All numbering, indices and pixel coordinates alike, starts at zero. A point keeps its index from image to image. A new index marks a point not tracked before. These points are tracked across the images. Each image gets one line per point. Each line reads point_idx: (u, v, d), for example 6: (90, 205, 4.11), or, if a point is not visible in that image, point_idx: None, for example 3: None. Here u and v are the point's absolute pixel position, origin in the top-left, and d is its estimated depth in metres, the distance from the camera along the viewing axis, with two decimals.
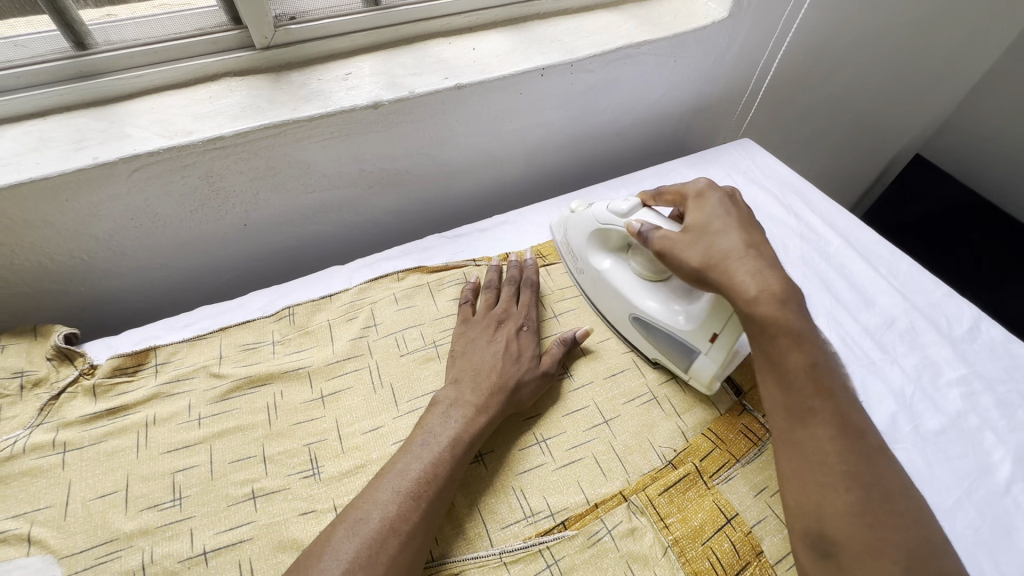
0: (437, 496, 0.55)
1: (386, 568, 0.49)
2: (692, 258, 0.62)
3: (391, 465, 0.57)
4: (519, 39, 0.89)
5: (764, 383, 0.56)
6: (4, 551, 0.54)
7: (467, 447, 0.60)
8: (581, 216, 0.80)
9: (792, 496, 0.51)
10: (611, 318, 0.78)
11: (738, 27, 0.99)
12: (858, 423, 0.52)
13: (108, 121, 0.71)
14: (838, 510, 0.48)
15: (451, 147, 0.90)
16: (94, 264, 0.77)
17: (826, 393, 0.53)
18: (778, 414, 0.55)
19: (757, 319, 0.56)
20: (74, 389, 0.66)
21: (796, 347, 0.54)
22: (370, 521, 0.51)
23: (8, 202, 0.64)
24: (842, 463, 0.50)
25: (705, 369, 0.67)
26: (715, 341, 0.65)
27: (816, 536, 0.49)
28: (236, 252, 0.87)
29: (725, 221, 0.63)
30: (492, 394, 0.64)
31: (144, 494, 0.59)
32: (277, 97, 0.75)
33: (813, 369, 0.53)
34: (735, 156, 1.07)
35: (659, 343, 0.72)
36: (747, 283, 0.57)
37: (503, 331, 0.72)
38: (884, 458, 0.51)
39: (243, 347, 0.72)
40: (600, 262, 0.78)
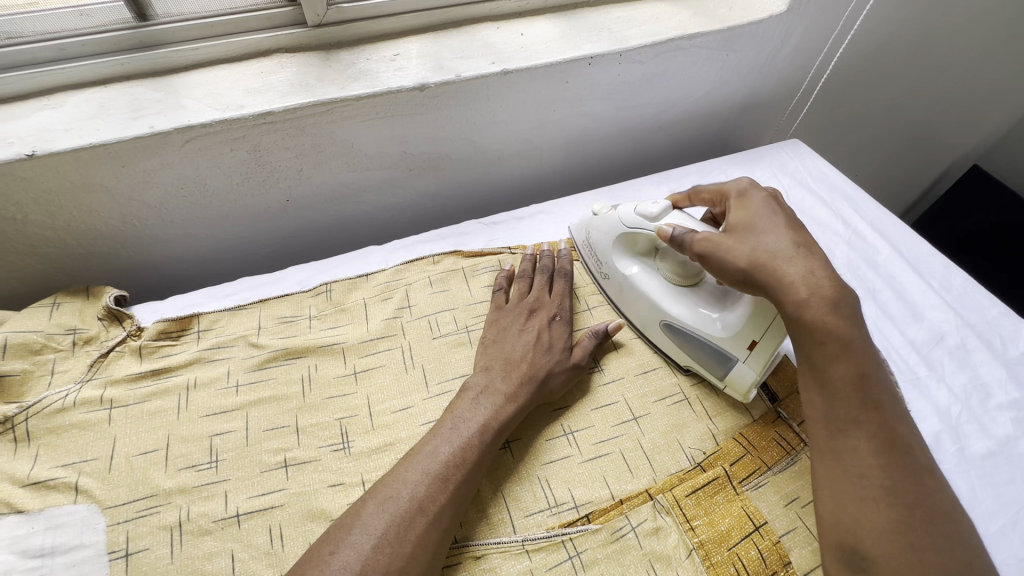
0: (464, 480, 0.55)
1: (413, 546, 0.50)
2: (742, 258, 0.59)
3: (420, 447, 0.57)
4: (568, 26, 0.88)
5: (806, 390, 0.55)
6: (53, 496, 0.57)
7: (496, 433, 0.60)
8: (605, 220, 0.78)
9: (826, 507, 0.50)
10: (639, 324, 0.76)
11: (796, 23, 0.95)
12: (904, 439, 0.50)
13: (164, 92, 0.72)
14: (877, 526, 0.47)
15: (492, 133, 0.89)
16: (144, 230, 0.80)
17: (874, 405, 0.51)
18: (817, 420, 0.53)
19: (807, 322, 0.54)
20: (121, 348, 0.68)
21: (847, 357, 0.52)
22: (400, 499, 0.52)
23: (68, 166, 0.67)
24: (884, 479, 0.48)
25: (743, 377, 0.66)
26: (755, 348, 0.64)
27: (848, 548, 0.48)
28: (276, 226, 0.89)
29: (771, 220, 0.61)
30: (523, 383, 0.64)
31: (183, 454, 0.61)
32: (326, 75, 0.76)
33: (860, 379, 0.51)
34: (783, 156, 1.03)
35: (691, 351, 0.70)
36: (797, 283, 0.55)
37: (536, 321, 0.72)
38: (931, 477, 0.49)
39: (281, 319, 0.74)
40: (627, 267, 0.76)
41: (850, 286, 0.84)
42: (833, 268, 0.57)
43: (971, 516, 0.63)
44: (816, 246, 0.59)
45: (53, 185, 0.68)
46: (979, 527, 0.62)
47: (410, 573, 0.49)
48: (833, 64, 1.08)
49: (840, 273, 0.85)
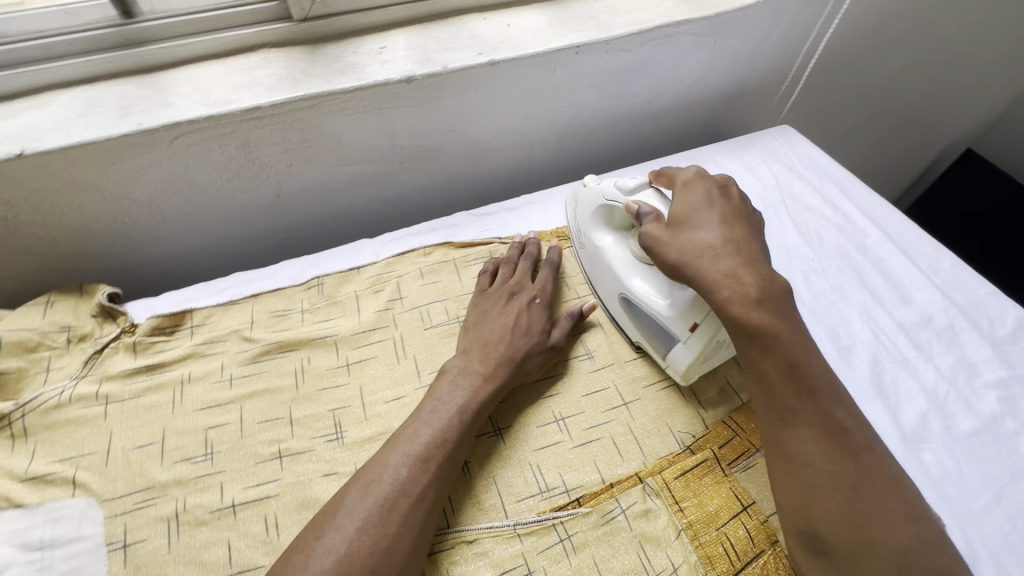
0: (446, 460, 0.57)
1: (397, 529, 0.51)
2: (673, 252, 0.60)
3: (402, 431, 0.58)
4: (554, 15, 0.88)
5: (745, 380, 0.55)
6: (52, 491, 0.58)
7: (476, 415, 0.61)
8: (590, 191, 0.77)
9: (780, 496, 0.51)
10: (603, 295, 0.76)
11: (783, 8, 0.95)
12: (841, 420, 0.50)
13: (151, 90, 0.73)
14: (827, 512, 0.48)
15: (482, 125, 0.89)
16: (136, 228, 0.80)
17: (810, 392, 0.51)
18: (762, 413, 0.54)
19: (735, 319, 0.54)
20: (116, 345, 0.69)
21: (778, 348, 0.52)
22: (383, 482, 0.53)
23: (58, 164, 0.67)
24: (826, 464, 0.49)
25: (680, 359, 0.65)
26: (694, 332, 0.63)
27: (807, 534, 0.49)
28: (268, 222, 0.89)
29: (706, 215, 0.61)
30: (500, 364, 0.66)
31: (178, 447, 0.62)
32: (313, 69, 0.76)
33: (792, 369, 0.52)
34: (773, 142, 1.03)
35: (643, 326, 0.70)
36: (719, 283, 0.55)
37: (516, 303, 0.73)
38: (872, 453, 0.49)
39: (274, 313, 0.74)
40: (600, 238, 0.76)
41: (838, 269, 0.84)
42: (761, 267, 0.57)
43: (956, 492, 0.64)
44: (748, 245, 0.59)
45: (43, 184, 0.69)
46: (964, 503, 0.63)
47: (394, 554, 0.50)
48: (821, 49, 1.08)
49: (830, 256, 0.86)
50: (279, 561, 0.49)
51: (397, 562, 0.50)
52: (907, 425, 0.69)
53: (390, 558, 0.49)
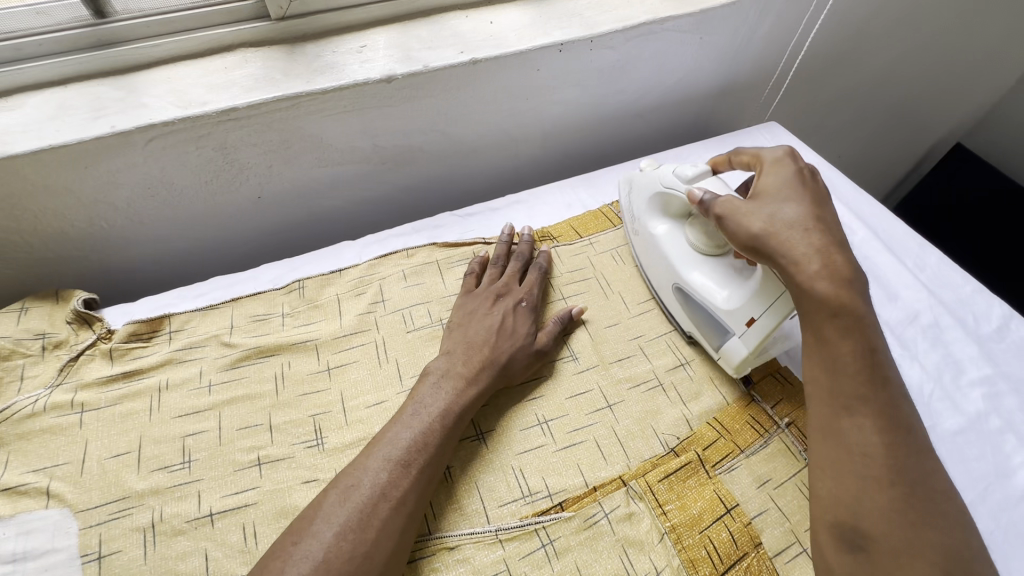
0: (426, 464, 0.56)
1: (375, 535, 0.50)
2: (755, 225, 0.59)
3: (382, 434, 0.58)
4: (538, 12, 0.87)
5: (810, 364, 0.55)
6: (25, 502, 0.57)
7: (457, 418, 0.60)
8: (645, 179, 0.78)
9: (827, 486, 0.50)
10: (655, 283, 0.77)
11: (769, 4, 0.94)
12: (905, 421, 0.51)
13: (125, 91, 0.71)
14: (878, 504, 0.47)
15: (466, 124, 0.88)
16: (114, 232, 0.79)
17: (881, 386, 0.51)
18: (822, 399, 0.53)
19: (818, 296, 0.53)
20: (92, 352, 0.68)
21: (857, 336, 0.52)
22: (361, 487, 0.52)
23: (29, 167, 0.66)
24: (886, 457, 0.48)
25: (734, 352, 0.66)
26: (752, 325, 0.64)
27: (848, 527, 0.48)
28: (250, 224, 0.87)
29: (795, 193, 0.61)
30: (483, 367, 0.65)
31: (155, 455, 0.61)
32: (292, 69, 0.75)
33: (865, 359, 0.52)
34: (760, 139, 1.03)
35: (693, 315, 0.72)
36: (808, 257, 0.55)
37: (501, 305, 0.72)
38: (927, 457, 0.50)
39: (254, 318, 0.73)
40: (655, 226, 0.77)
41: None
42: (845, 248, 0.57)
43: None
44: (834, 227, 0.59)
45: (14, 188, 0.67)
46: None
47: (372, 560, 0.49)
48: (809, 44, 1.07)
49: None
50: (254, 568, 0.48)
51: (376, 568, 0.49)
52: None
53: (367, 565, 0.48)
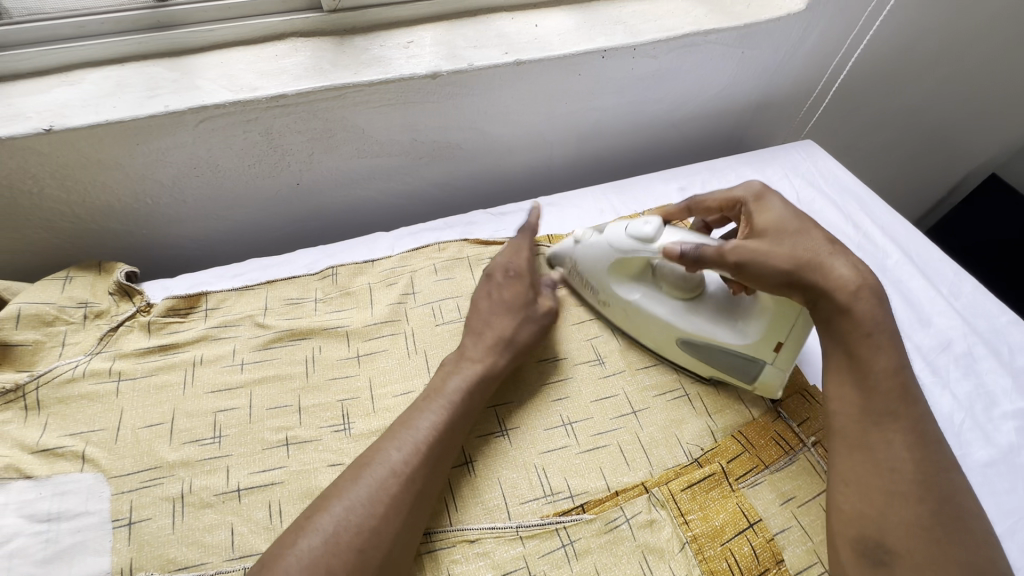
0: (436, 443, 0.56)
1: (384, 508, 0.50)
2: (786, 256, 0.57)
3: (399, 419, 0.58)
4: (583, 18, 0.88)
5: (836, 380, 0.54)
6: (62, 464, 0.58)
7: (467, 394, 0.61)
8: (591, 246, 0.73)
9: (849, 501, 0.50)
10: (652, 343, 0.72)
11: (813, 22, 0.95)
12: (934, 437, 0.50)
13: (180, 72, 0.73)
14: (904, 520, 0.46)
15: (504, 124, 0.89)
16: (156, 210, 0.80)
17: (913, 401, 0.51)
18: (852, 413, 0.52)
19: (855, 315, 0.53)
20: (130, 324, 0.69)
21: (887, 351, 0.52)
22: (375, 465, 0.53)
23: (85, 141, 0.68)
24: (916, 472, 0.48)
25: (772, 377, 0.65)
26: (781, 349, 0.63)
27: (871, 542, 0.47)
28: (287, 210, 0.89)
29: (800, 219, 0.60)
30: (487, 347, 0.65)
31: (187, 428, 0.62)
32: (340, 60, 0.77)
33: (896, 374, 0.51)
34: (796, 157, 1.03)
35: (714, 363, 0.68)
36: (847, 278, 0.54)
37: (495, 285, 0.72)
38: (956, 475, 0.49)
39: (287, 301, 0.74)
40: (629, 292, 0.72)
41: None
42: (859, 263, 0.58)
43: None
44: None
45: (68, 160, 0.69)
46: None
47: (381, 534, 0.49)
48: (850, 65, 1.07)
49: None
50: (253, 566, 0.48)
51: (386, 541, 0.49)
52: None
53: (377, 538, 0.49)
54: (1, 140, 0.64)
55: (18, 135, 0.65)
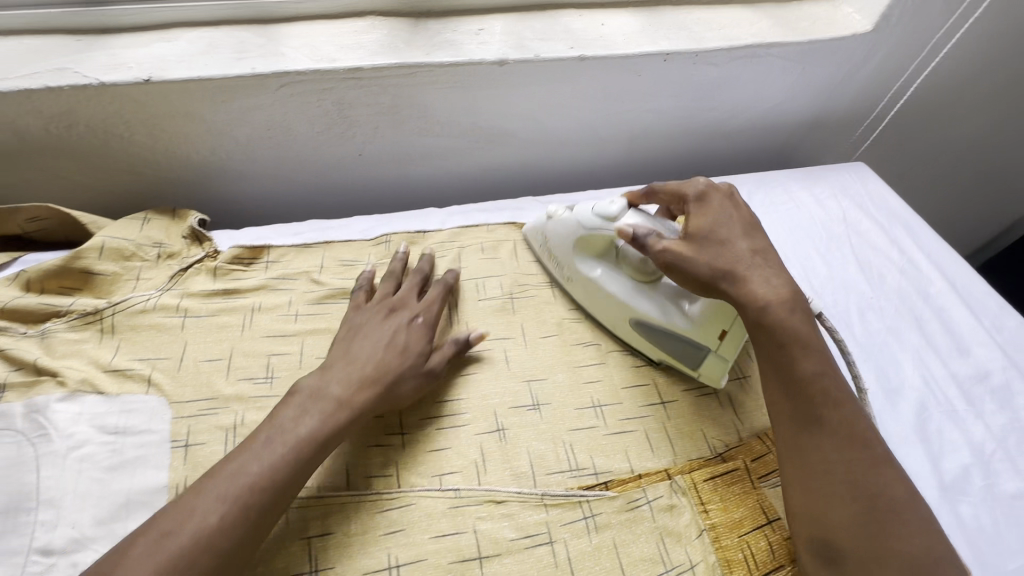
0: (314, 455, 0.55)
1: (242, 515, 0.49)
2: (705, 266, 0.62)
3: (281, 413, 0.56)
4: (649, 20, 0.90)
5: (768, 387, 0.59)
6: (129, 384, 0.63)
7: (357, 411, 0.58)
8: (562, 223, 0.76)
9: (796, 504, 0.54)
10: (606, 321, 0.75)
11: (876, 45, 0.95)
12: (865, 434, 0.54)
13: (267, 39, 0.78)
14: (841, 520, 0.51)
15: (559, 116, 0.92)
16: (228, 166, 0.85)
17: (835, 404, 0.55)
18: (783, 422, 0.57)
19: (769, 324, 0.58)
20: (199, 267, 0.75)
21: (802, 357, 0.57)
22: (250, 472, 0.51)
23: (176, 94, 0.73)
24: (846, 472, 0.52)
25: (716, 365, 0.68)
26: (725, 337, 0.66)
27: (820, 542, 0.52)
28: (346, 179, 0.93)
29: (730, 227, 0.65)
30: (366, 386, 0.60)
31: (243, 367, 0.67)
32: (414, 41, 0.81)
33: (819, 378, 0.56)
34: (846, 177, 1.03)
35: (663, 347, 0.71)
36: (757, 289, 0.60)
37: (394, 319, 0.67)
38: (890, 469, 0.52)
39: (342, 262, 0.78)
40: (589, 269, 0.75)
41: (896, 311, 0.83)
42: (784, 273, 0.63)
43: (990, 550, 0.62)
44: (772, 256, 0.64)
45: (159, 110, 0.75)
46: (997, 563, 0.62)
47: (233, 531, 0.49)
48: (912, 91, 1.06)
49: (888, 297, 0.85)
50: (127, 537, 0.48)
51: (240, 532, 0.49)
52: (947, 475, 0.68)
53: (229, 535, 0.48)
54: (104, 86, 0.70)
55: (120, 82, 0.70)
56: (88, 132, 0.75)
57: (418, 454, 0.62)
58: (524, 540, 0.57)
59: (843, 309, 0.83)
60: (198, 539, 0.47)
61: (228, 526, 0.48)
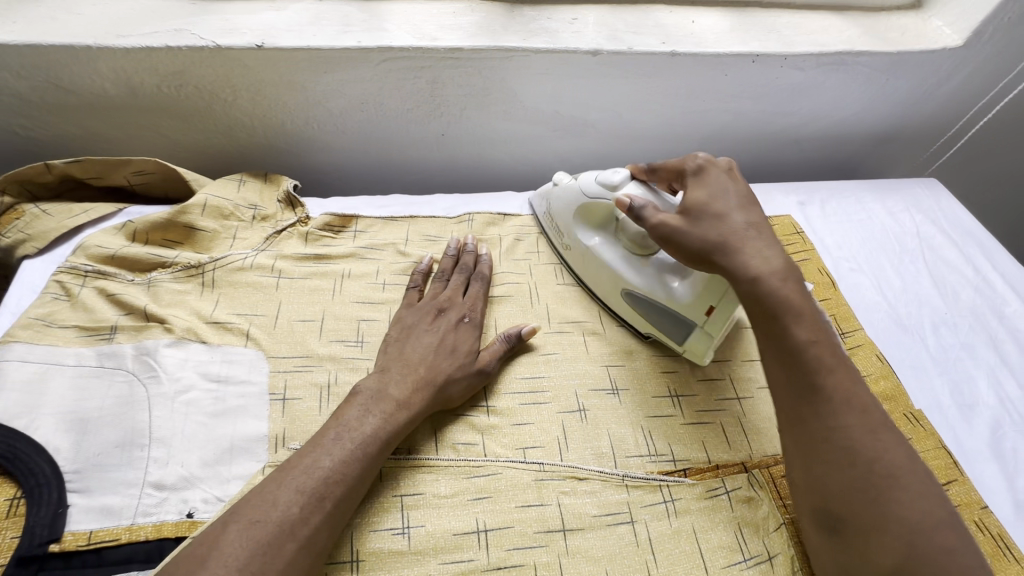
0: (381, 453, 0.56)
1: (318, 507, 0.51)
2: (696, 238, 0.61)
3: (347, 411, 0.58)
4: (738, 21, 0.91)
5: (766, 360, 0.56)
6: (228, 336, 0.66)
7: (415, 414, 0.60)
8: (565, 190, 0.78)
9: (800, 475, 0.53)
10: (598, 292, 0.76)
11: (965, 60, 0.94)
12: (861, 399, 0.52)
13: (370, 15, 0.80)
14: (841, 488, 0.49)
15: (640, 111, 0.93)
16: (318, 136, 0.87)
17: (831, 369, 0.53)
18: (782, 394, 0.55)
19: (764, 295, 0.56)
20: (292, 231, 0.77)
21: (799, 325, 0.54)
22: (322, 466, 0.53)
23: (284, 62, 0.75)
24: (847, 440, 0.50)
25: (698, 342, 0.68)
26: (712, 314, 0.66)
27: (823, 513, 0.50)
28: (425, 158, 0.95)
29: (724, 200, 0.63)
30: (418, 390, 0.61)
31: (335, 329, 0.69)
32: (510, 25, 0.82)
33: (812, 346, 0.54)
34: (919, 192, 1.02)
35: (647, 316, 0.72)
36: (750, 263, 0.58)
37: (443, 322, 0.68)
38: (888, 435, 0.50)
39: (426, 237, 0.80)
40: (588, 238, 0.76)
41: (970, 327, 0.83)
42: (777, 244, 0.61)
43: None
44: (765, 228, 0.62)
45: (265, 76, 0.77)
46: None
47: (309, 522, 0.50)
48: (994, 111, 1.05)
49: (962, 313, 0.84)
50: (210, 525, 0.49)
51: (317, 523, 0.50)
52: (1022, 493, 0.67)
53: (306, 527, 0.49)
54: (219, 49, 0.72)
55: (235, 47, 0.73)
56: (195, 93, 0.78)
57: (502, 427, 0.64)
58: (606, 517, 0.59)
59: (917, 322, 0.83)
60: (283, 526, 0.48)
61: (307, 514, 0.50)
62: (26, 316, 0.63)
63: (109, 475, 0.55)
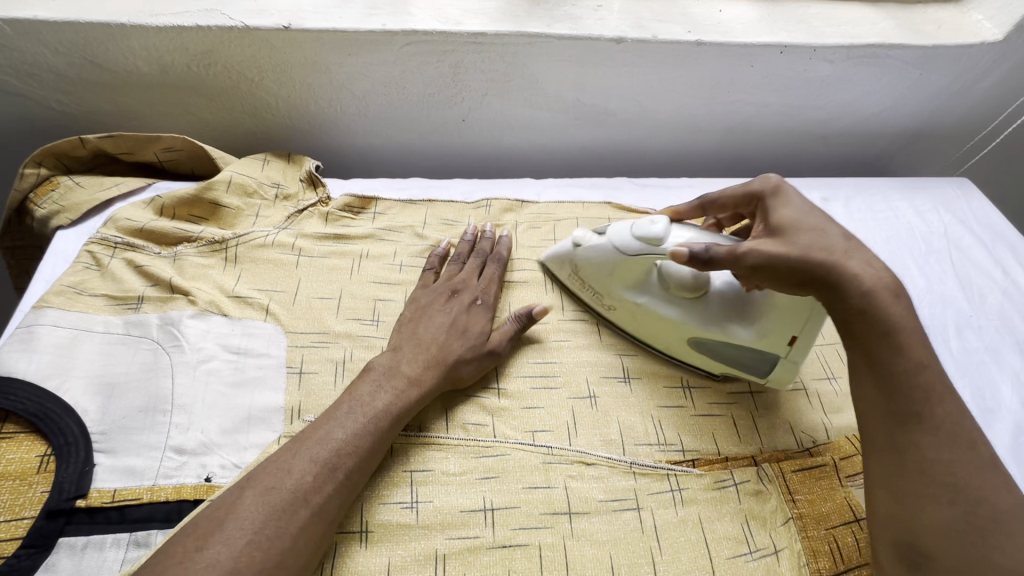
0: (393, 427, 0.58)
1: (331, 477, 0.52)
2: (799, 252, 0.55)
3: (360, 386, 0.59)
4: (767, 11, 0.89)
5: (862, 387, 0.53)
6: (249, 311, 0.68)
7: (427, 391, 0.61)
8: (593, 247, 0.70)
9: (882, 504, 0.50)
10: (660, 344, 0.70)
11: (1004, 55, 0.91)
12: (969, 433, 0.48)
13: None
14: (936, 525, 0.46)
15: (662, 101, 0.92)
16: (340, 118, 0.89)
17: (938, 398, 0.49)
18: (875, 418, 0.51)
19: (873, 313, 0.52)
20: (313, 211, 0.78)
21: (908, 347, 0.51)
22: (335, 437, 0.54)
23: (310, 43, 0.76)
24: (951, 475, 0.47)
25: (784, 372, 0.65)
26: (795, 342, 0.63)
27: (905, 545, 0.47)
28: (445, 143, 0.96)
29: (814, 215, 0.59)
30: (429, 368, 0.62)
31: (352, 308, 0.70)
32: (534, 11, 0.82)
33: (923, 372, 0.50)
34: (949, 192, 0.99)
35: (718, 361, 0.67)
36: (863, 275, 0.53)
37: (456, 303, 0.68)
38: (993, 473, 0.47)
39: (444, 221, 0.81)
40: (636, 295, 0.69)
41: (996, 331, 0.81)
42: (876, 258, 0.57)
43: None
44: (859, 241, 0.59)
45: (290, 57, 0.78)
46: None
47: (322, 490, 0.51)
48: None
49: (989, 316, 0.82)
50: (226, 492, 0.50)
51: (329, 491, 0.52)
52: None
53: (320, 495, 0.51)
54: (247, 29, 0.74)
55: (262, 27, 0.74)
56: (224, 73, 0.80)
57: (512, 410, 0.64)
58: (612, 502, 0.59)
59: (940, 324, 0.81)
60: (296, 493, 0.50)
61: (321, 482, 0.51)
62: (58, 284, 0.66)
63: (133, 438, 0.57)
